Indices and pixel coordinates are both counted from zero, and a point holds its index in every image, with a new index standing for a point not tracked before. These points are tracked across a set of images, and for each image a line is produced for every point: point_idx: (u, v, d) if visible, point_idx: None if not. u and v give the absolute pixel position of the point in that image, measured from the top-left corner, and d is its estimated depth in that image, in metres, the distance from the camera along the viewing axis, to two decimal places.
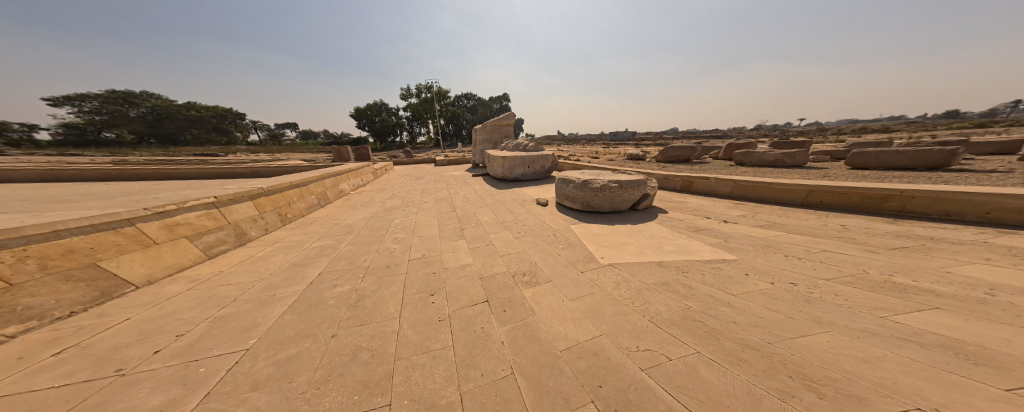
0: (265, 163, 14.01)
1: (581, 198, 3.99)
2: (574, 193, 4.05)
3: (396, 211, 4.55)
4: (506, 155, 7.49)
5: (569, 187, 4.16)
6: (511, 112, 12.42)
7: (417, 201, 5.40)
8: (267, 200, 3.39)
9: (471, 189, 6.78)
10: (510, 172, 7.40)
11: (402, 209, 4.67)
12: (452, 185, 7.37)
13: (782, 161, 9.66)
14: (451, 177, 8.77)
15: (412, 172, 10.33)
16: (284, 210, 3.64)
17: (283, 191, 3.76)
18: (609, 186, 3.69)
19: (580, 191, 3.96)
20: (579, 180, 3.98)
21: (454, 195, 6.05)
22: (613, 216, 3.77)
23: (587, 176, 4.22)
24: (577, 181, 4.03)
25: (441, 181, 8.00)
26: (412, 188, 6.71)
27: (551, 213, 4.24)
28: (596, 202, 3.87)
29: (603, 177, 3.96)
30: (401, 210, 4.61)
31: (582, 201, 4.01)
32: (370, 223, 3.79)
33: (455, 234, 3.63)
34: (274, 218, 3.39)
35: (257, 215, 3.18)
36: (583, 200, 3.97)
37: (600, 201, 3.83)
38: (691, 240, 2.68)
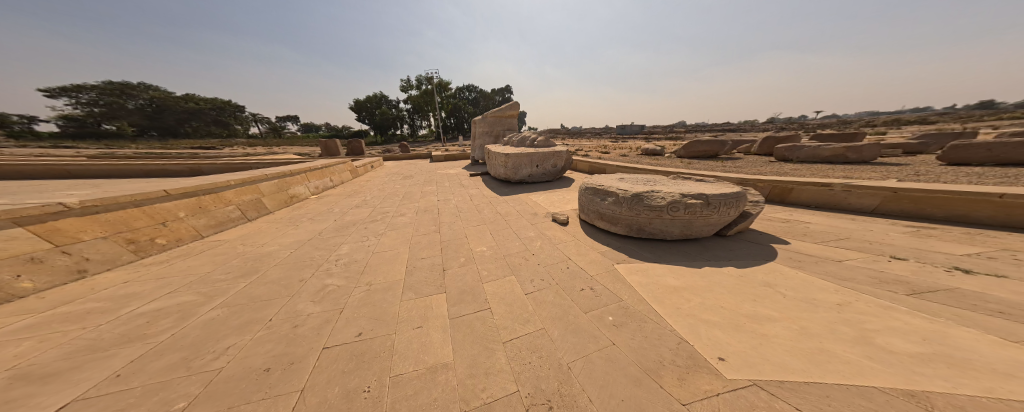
0: (243, 158, 12.83)
1: (632, 220, 2.55)
2: (618, 212, 2.62)
3: (352, 229, 3.18)
4: (510, 152, 6.04)
5: (609, 201, 2.71)
6: (514, 101, 10.82)
7: (390, 211, 4.02)
8: (88, 223, 2.15)
9: (466, 195, 5.37)
10: (515, 174, 5.96)
11: (364, 226, 3.31)
12: (444, 188, 5.95)
13: (841, 157, 8.05)
14: (444, 178, 7.34)
15: (400, 170, 8.90)
16: (140, 232, 2.39)
17: (142, 205, 2.50)
18: (686, 203, 2.20)
19: (630, 209, 2.51)
20: (627, 192, 2.52)
21: (443, 203, 4.67)
22: (687, 252, 2.36)
23: (636, 184, 2.76)
24: (623, 193, 2.56)
25: (431, 183, 6.59)
26: (392, 192, 5.32)
27: (577, 240, 2.84)
28: (659, 226, 2.43)
29: (666, 187, 2.50)
30: (362, 228, 3.24)
31: (633, 223, 2.58)
32: (299, 254, 2.44)
33: (430, 283, 2.29)
34: (103, 249, 2.13)
35: (52, 250, 1.91)
36: (634, 222, 2.53)
37: (667, 225, 2.37)
38: (907, 330, 1.27)
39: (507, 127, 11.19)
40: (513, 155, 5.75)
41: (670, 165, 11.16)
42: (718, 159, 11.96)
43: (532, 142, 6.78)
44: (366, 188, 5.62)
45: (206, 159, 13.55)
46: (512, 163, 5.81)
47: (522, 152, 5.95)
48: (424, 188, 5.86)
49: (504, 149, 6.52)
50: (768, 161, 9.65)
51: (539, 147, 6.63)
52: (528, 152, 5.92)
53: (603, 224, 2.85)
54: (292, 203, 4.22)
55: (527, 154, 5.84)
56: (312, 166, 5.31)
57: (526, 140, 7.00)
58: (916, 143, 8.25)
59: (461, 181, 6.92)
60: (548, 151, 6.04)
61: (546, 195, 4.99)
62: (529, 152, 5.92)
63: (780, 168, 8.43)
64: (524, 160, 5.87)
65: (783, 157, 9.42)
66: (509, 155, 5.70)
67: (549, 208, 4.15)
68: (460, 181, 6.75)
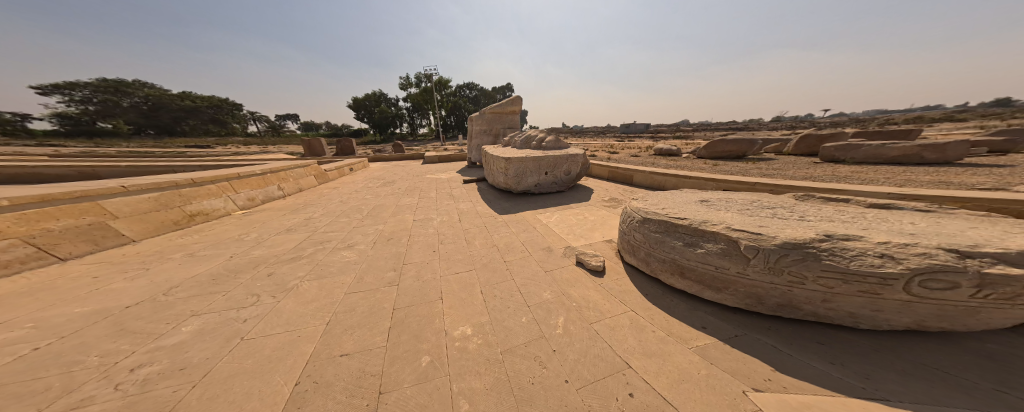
0: (218, 158, 11.74)
1: (788, 290, 1.32)
2: (754, 275, 1.36)
3: (239, 280, 1.97)
4: (511, 155, 4.73)
5: (720, 251, 1.44)
6: (517, 95, 9.49)
7: (333, 238, 2.77)
8: None
9: (452, 211, 4.10)
10: (518, 184, 4.65)
11: (268, 272, 2.09)
12: (425, 200, 4.69)
13: (911, 157, 6.65)
14: (431, 185, 6.06)
15: (382, 174, 7.61)
16: None
17: None
18: (986, 278, 0.97)
19: (792, 274, 1.26)
20: (785, 241, 1.26)
21: (417, 225, 3.41)
22: (963, 376, 1.07)
23: (759, 214, 1.52)
24: (767, 240, 1.30)
25: (412, 191, 5.32)
26: (354, 205, 4.07)
27: (637, 337, 1.59)
28: (864, 310, 1.21)
29: (877, 227, 1.26)
30: (261, 278, 2.02)
31: (786, 295, 1.36)
32: (50, 359, 1.24)
33: None
34: None
35: None
36: (790, 297, 1.34)
37: (891, 312, 1.15)
38: None
39: (508, 125, 9.86)
40: (514, 159, 4.43)
41: (694, 168, 9.75)
42: (746, 160, 10.54)
43: (539, 142, 5.44)
44: (323, 199, 4.37)
45: (181, 159, 12.49)
46: (515, 169, 4.49)
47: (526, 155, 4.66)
48: (400, 199, 4.63)
49: (503, 152, 5.23)
50: (812, 163, 8.25)
51: (548, 149, 5.31)
52: (534, 155, 4.61)
53: (691, 285, 1.66)
54: (175, 228, 3.07)
55: (534, 158, 4.53)
56: (241, 173, 4.18)
57: (532, 139, 5.67)
58: (1002, 141, 6.83)
59: (450, 189, 5.63)
60: (561, 154, 4.71)
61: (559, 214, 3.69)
62: (536, 155, 4.62)
63: (834, 171, 7.05)
64: (531, 166, 4.57)
65: (831, 158, 8.03)
66: (510, 159, 4.36)
67: (568, 240, 2.88)
68: (450, 190, 5.50)
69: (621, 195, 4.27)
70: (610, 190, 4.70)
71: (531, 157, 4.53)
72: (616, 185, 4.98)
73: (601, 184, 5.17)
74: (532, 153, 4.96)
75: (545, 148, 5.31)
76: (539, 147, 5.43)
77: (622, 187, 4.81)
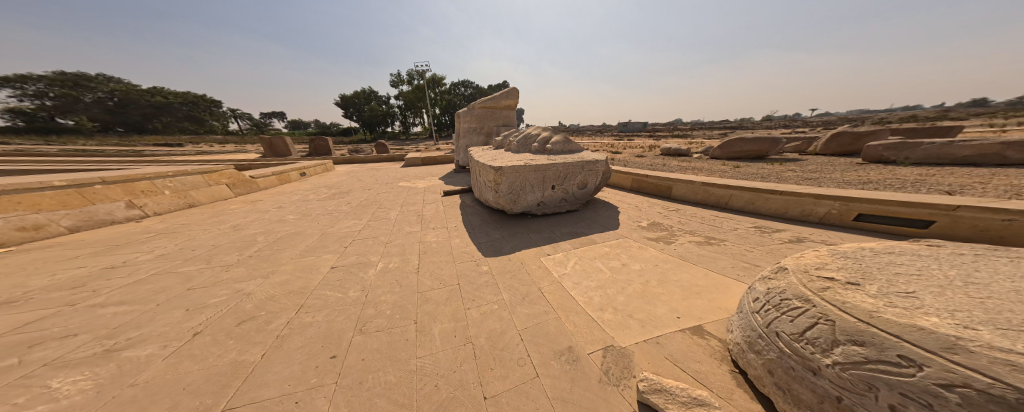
0: (164, 159, 10.06)
1: None
2: None
3: None
4: (503, 161, 3.31)
5: None
6: (512, 87, 7.98)
7: (84, 330, 1.36)
8: None
9: (405, 246, 2.66)
10: (513, 206, 3.22)
11: None
12: (374, 223, 3.22)
13: (989, 159, 5.50)
14: (396, 197, 4.59)
15: (340, 179, 6.08)
16: None
17: None
18: None
19: None
20: None
21: (327, 281, 1.99)
22: None
23: None
24: None
25: (363, 207, 3.85)
26: (246, 233, 2.60)
27: None
28: None
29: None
30: None
31: None
32: None
33: None
34: None
35: None
36: None
37: None
38: None
39: (502, 122, 8.40)
40: (504, 167, 3.01)
41: (715, 171, 8.51)
42: (770, 160, 9.40)
43: (542, 143, 4.00)
44: (211, 221, 2.89)
45: (122, 159, 10.78)
46: (509, 182, 3.08)
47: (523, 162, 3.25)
48: (341, 221, 3.18)
49: (492, 157, 3.82)
50: (856, 164, 7.14)
51: (555, 153, 3.89)
52: (535, 163, 3.20)
53: None
54: None
55: (535, 166, 3.12)
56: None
57: (532, 139, 4.24)
58: None
59: (421, 204, 4.17)
60: (574, 160, 3.31)
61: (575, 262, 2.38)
62: (537, 162, 3.22)
63: (893, 172, 5.91)
64: (533, 177, 3.17)
65: (878, 158, 6.91)
66: (499, 168, 2.94)
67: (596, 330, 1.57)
68: (419, 206, 4.05)
69: (663, 218, 2.90)
70: (641, 209, 3.32)
71: (532, 165, 3.12)
72: (647, 201, 3.62)
73: (625, 199, 3.81)
74: (531, 158, 3.56)
75: (550, 152, 3.89)
76: (542, 150, 4.02)
77: (656, 203, 3.45)
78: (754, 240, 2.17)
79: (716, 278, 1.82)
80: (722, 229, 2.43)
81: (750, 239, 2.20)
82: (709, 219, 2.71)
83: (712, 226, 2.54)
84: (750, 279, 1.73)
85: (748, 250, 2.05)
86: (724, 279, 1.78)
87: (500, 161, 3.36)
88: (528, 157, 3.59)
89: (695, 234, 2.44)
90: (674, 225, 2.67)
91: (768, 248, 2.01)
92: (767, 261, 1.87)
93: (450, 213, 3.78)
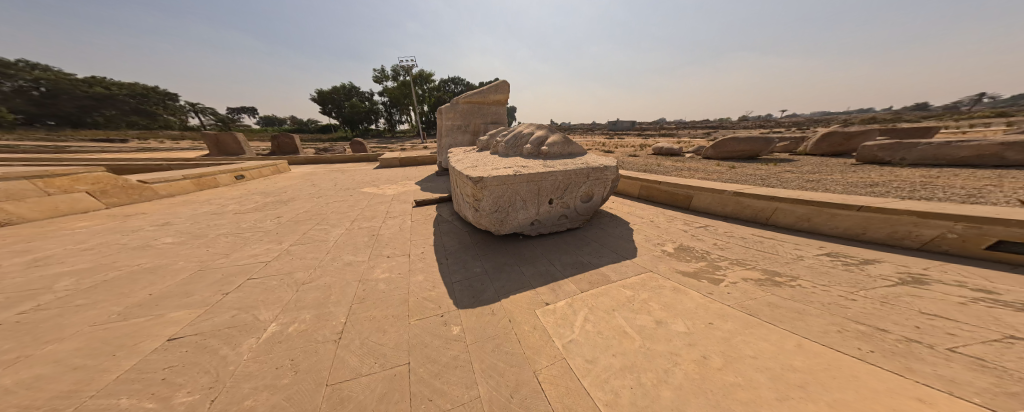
0: (76, 157, 8.34)
1: None
2: None
3: None
4: (486, 169, 2.57)
5: None
6: (500, 79, 7.13)
7: None
8: None
9: (331, 297, 1.83)
10: (501, 227, 2.53)
11: None
12: (302, 252, 2.32)
13: (988, 160, 5.43)
14: (352, 206, 3.66)
15: (288, 183, 5.02)
16: None
17: None
18: None
19: None
20: None
21: (118, 379, 1.15)
22: None
23: None
24: None
25: (298, 223, 2.92)
26: (28, 277, 1.63)
27: None
28: None
29: None
30: None
31: None
32: None
33: None
34: None
35: None
36: None
37: None
38: None
39: (491, 119, 7.50)
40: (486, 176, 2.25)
41: (712, 172, 8.17)
42: (762, 161, 9.23)
43: (536, 145, 3.27)
44: (10, 253, 1.87)
45: (22, 156, 8.89)
46: (495, 197, 2.35)
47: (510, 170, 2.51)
48: (231, 248, 2.24)
49: (473, 162, 3.04)
50: (851, 164, 7.05)
51: (552, 157, 3.18)
52: (526, 171, 2.48)
53: None
54: None
55: (527, 174, 2.40)
56: None
57: (524, 139, 3.49)
58: None
59: (381, 218, 3.29)
60: (576, 166, 2.63)
61: (592, 320, 1.69)
62: (531, 170, 2.51)
63: (893, 172, 5.76)
64: (525, 190, 2.47)
65: (873, 159, 6.83)
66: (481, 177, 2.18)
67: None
68: (379, 220, 3.18)
69: (695, 244, 2.28)
70: (662, 228, 2.66)
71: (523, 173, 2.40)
72: (664, 215, 2.97)
73: (636, 213, 3.14)
74: (522, 164, 2.82)
75: (546, 155, 3.17)
76: (536, 153, 3.30)
77: (678, 219, 2.80)
78: (845, 280, 1.53)
79: (825, 355, 1.13)
80: (785, 262, 1.79)
81: (838, 278, 1.56)
82: (758, 244, 2.07)
83: (767, 256, 1.91)
84: (888, 358, 1.05)
85: (844, 298, 1.41)
86: (843, 358, 1.10)
87: (482, 167, 2.60)
88: (518, 164, 2.85)
89: (748, 270, 1.80)
90: (715, 258, 2.03)
91: (877, 296, 1.38)
92: (894, 321, 1.22)
93: (418, 233, 2.95)
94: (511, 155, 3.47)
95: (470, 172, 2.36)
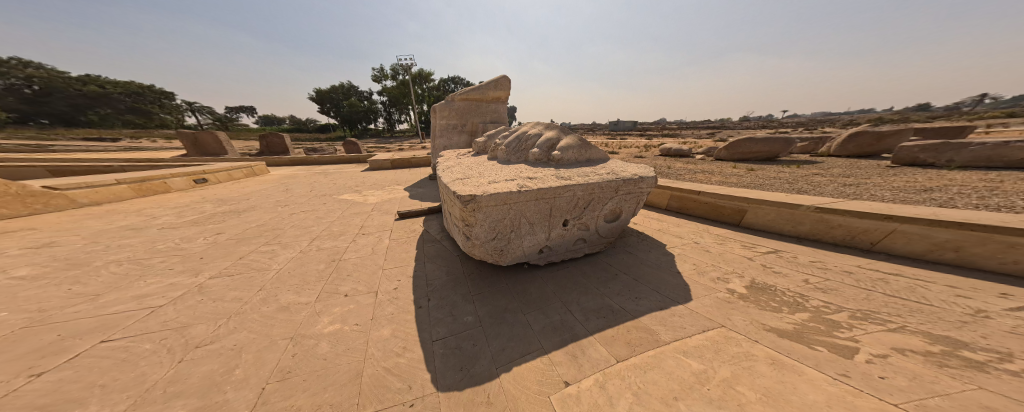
0: (34, 158, 7.63)
1: None
2: None
3: None
4: (481, 181, 1.91)
5: None
6: (500, 75, 6.43)
7: None
8: None
9: (236, 375, 1.17)
10: (500, 259, 1.92)
11: None
12: (220, 292, 1.65)
13: None
14: (319, 218, 2.99)
15: (256, 187, 4.34)
16: None
17: None
18: None
19: None
20: None
21: None
22: None
23: None
24: None
25: (239, 243, 2.25)
26: None
27: None
28: None
29: None
30: None
31: None
32: None
33: None
34: None
35: None
36: None
37: None
38: None
39: (490, 118, 6.83)
40: (479, 192, 1.59)
41: (730, 175, 7.54)
42: (781, 162, 8.61)
43: (546, 149, 2.63)
44: None
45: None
46: (491, 220, 1.70)
47: (512, 183, 1.87)
48: (113, 289, 1.57)
49: (465, 169, 2.37)
50: (887, 166, 6.45)
51: (565, 164, 2.53)
52: (534, 184, 1.83)
53: None
54: None
55: (536, 189, 1.74)
56: None
57: (529, 141, 2.83)
58: None
59: (352, 235, 2.62)
60: (602, 178, 1.98)
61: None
62: (541, 183, 1.86)
63: (946, 176, 5.14)
64: (533, 209, 1.82)
65: (913, 160, 6.25)
66: (471, 196, 1.53)
67: None
68: (347, 240, 2.51)
69: (778, 279, 1.63)
70: (719, 257, 2.01)
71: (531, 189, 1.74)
72: (714, 236, 2.31)
73: (674, 234, 2.49)
74: (529, 174, 2.17)
75: (558, 162, 2.52)
76: (544, 159, 2.65)
77: (736, 242, 2.14)
78: None
79: None
80: (952, 323, 1.15)
81: None
82: (881, 287, 1.42)
83: (910, 310, 1.26)
84: None
85: None
86: None
87: (475, 179, 1.94)
88: (523, 174, 2.20)
89: (900, 334, 1.15)
90: (822, 307, 1.38)
91: None
92: None
93: (394, 261, 2.28)
94: (513, 161, 2.81)
95: (457, 186, 1.70)
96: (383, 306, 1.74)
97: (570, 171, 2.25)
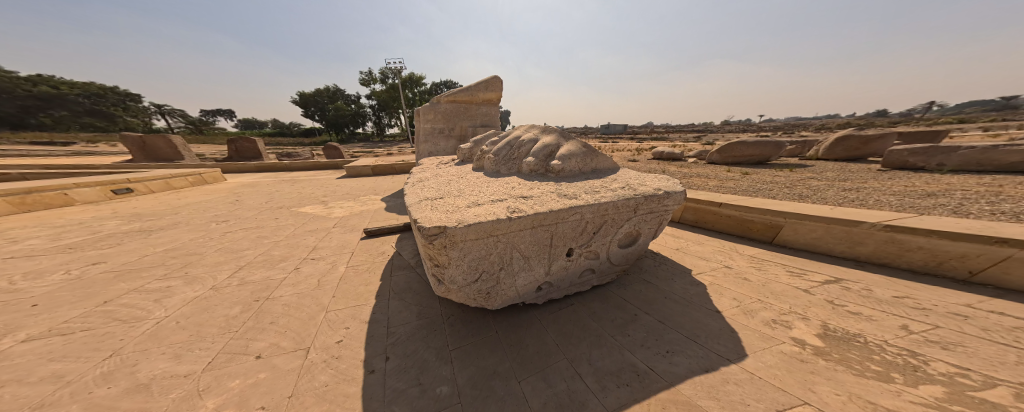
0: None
1: None
2: None
3: None
4: (458, 201, 1.43)
5: None
6: (491, 75, 5.92)
7: None
8: None
9: None
10: (490, 302, 1.49)
11: None
12: (24, 371, 1.06)
13: None
14: (259, 237, 2.42)
15: (198, 197, 3.69)
16: None
17: None
18: None
19: None
20: None
21: None
22: None
23: None
24: None
25: (118, 279, 1.65)
26: None
27: None
28: None
29: None
30: None
31: None
32: None
33: None
34: None
35: None
36: None
37: None
38: None
39: (480, 122, 6.30)
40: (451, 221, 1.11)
41: (726, 179, 7.37)
42: (773, 166, 8.56)
43: (544, 159, 2.20)
44: None
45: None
46: (470, 255, 1.22)
47: (499, 205, 1.40)
48: None
49: (440, 184, 1.88)
50: (879, 170, 6.42)
51: (566, 175, 2.09)
52: (530, 206, 1.37)
53: None
54: None
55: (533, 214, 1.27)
56: None
57: (522, 148, 2.37)
58: None
59: (294, 263, 2.08)
60: (616, 195, 1.54)
61: None
62: (538, 204, 1.40)
63: (942, 180, 5.06)
64: (529, 239, 1.37)
65: (904, 163, 6.22)
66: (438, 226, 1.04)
67: None
68: (285, 271, 1.96)
69: (861, 327, 1.19)
70: (763, 292, 1.59)
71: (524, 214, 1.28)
72: (746, 261, 1.91)
73: (697, 259, 2.09)
74: (520, 192, 1.71)
75: (557, 174, 2.07)
76: (541, 170, 2.20)
77: (776, 269, 1.74)
78: None
79: None
80: None
81: None
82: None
83: None
84: None
85: None
86: None
87: (449, 199, 1.46)
88: (512, 192, 1.73)
89: None
90: (957, 378, 0.91)
91: None
92: None
93: (342, 303, 1.74)
94: (504, 173, 2.34)
95: (421, 211, 1.21)
96: (301, 376, 1.19)
97: (572, 187, 1.80)
